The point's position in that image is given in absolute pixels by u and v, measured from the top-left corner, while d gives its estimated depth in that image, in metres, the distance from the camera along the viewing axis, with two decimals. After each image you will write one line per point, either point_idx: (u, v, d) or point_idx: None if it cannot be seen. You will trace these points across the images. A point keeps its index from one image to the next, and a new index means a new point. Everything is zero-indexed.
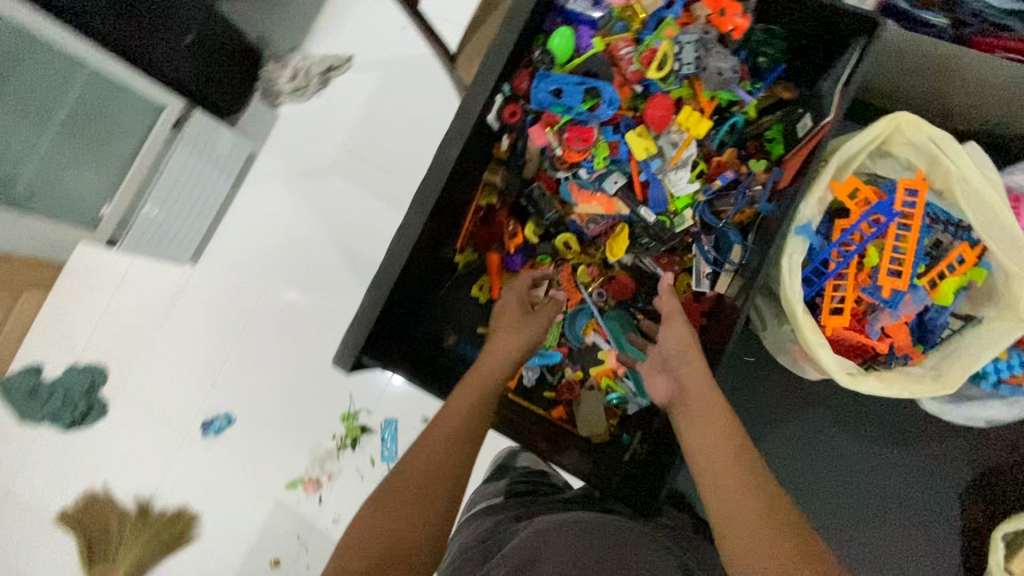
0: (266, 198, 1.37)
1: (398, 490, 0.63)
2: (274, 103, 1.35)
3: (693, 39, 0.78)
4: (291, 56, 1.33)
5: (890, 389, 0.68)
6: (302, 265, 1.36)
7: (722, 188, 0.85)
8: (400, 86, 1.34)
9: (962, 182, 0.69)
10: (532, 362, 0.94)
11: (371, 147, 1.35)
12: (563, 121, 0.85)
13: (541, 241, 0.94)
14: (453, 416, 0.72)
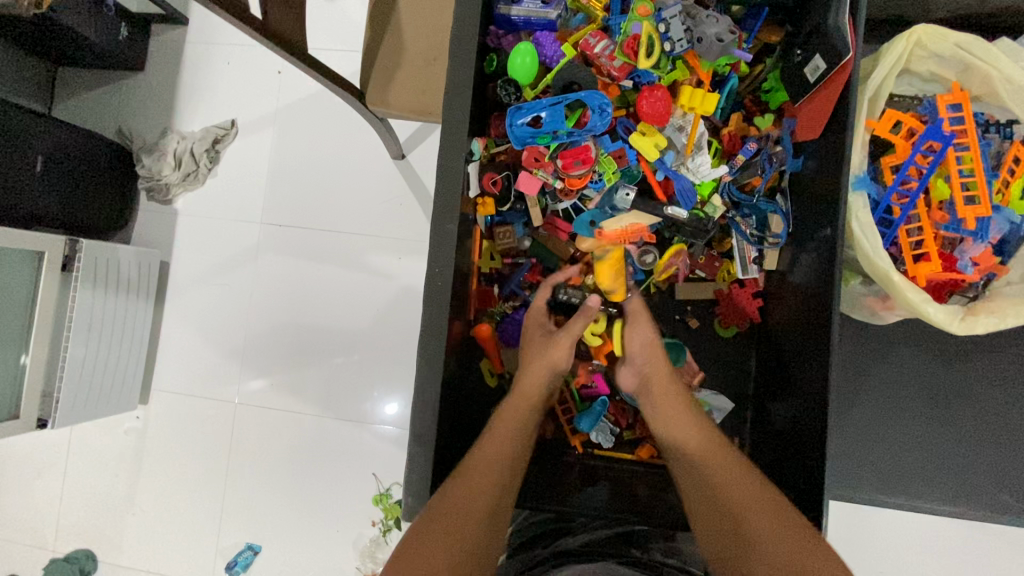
0: (194, 312, 1.41)
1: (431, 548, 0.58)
2: (168, 198, 1.41)
3: (677, 10, 0.68)
4: (169, 143, 1.39)
5: (1007, 321, 0.63)
6: (261, 366, 1.38)
7: (744, 162, 0.77)
8: (297, 137, 1.40)
9: (1006, 82, 0.64)
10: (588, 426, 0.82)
11: (291, 214, 1.40)
12: (553, 149, 0.73)
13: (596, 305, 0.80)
14: (491, 463, 0.65)
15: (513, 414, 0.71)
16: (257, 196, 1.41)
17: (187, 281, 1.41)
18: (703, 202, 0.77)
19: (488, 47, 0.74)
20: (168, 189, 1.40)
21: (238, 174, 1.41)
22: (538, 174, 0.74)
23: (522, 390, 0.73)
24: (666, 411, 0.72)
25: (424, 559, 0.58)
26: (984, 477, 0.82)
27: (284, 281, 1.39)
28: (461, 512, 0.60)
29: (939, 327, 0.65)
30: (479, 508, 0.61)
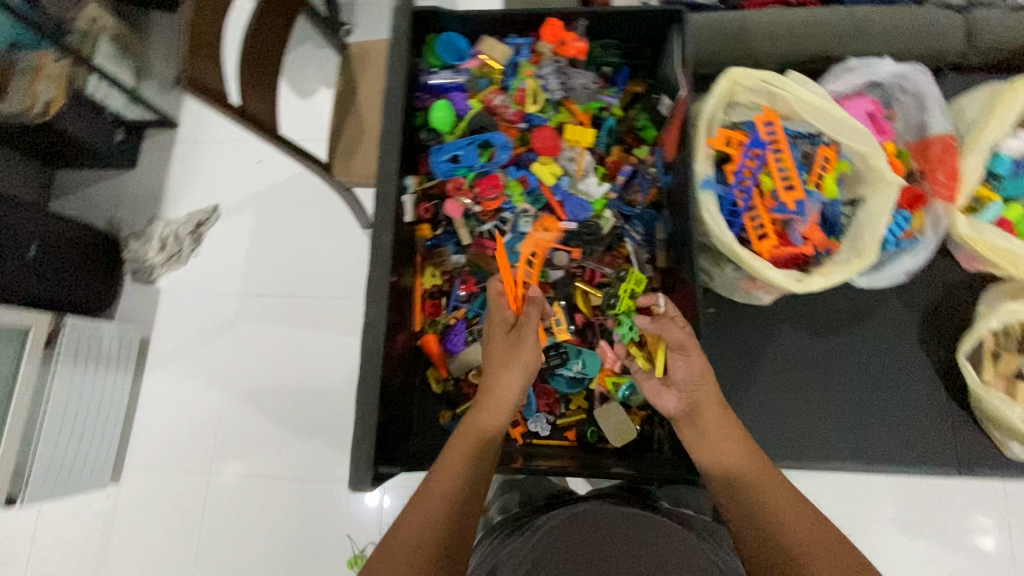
0: (171, 383, 1.49)
1: (402, 535, 0.57)
2: (151, 278, 1.54)
3: (551, 69, 0.91)
4: (155, 228, 1.54)
5: (832, 278, 0.80)
6: (235, 434, 1.45)
7: (625, 181, 0.96)
8: (270, 212, 1.59)
9: (800, 102, 0.85)
10: (535, 415, 0.96)
11: (267, 283, 1.54)
12: (471, 179, 0.92)
13: None
14: (446, 477, 0.63)
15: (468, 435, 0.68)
16: (235, 264, 1.56)
17: (169, 350, 1.51)
18: (597, 216, 0.95)
19: (412, 107, 0.94)
20: (152, 270, 1.52)
21: (220, 249, 1.57)
22: (460, 200, 0.93)
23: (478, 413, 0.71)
24: (714, 440, 0.69)
25: (401, 541, 0.57)
26: (876, 433, 0.94)
27: (262, 344, 1.50)
28: (417, 530, 0.58)
29: (780, 287, 0.81)
30: (434, 526, 0.58)
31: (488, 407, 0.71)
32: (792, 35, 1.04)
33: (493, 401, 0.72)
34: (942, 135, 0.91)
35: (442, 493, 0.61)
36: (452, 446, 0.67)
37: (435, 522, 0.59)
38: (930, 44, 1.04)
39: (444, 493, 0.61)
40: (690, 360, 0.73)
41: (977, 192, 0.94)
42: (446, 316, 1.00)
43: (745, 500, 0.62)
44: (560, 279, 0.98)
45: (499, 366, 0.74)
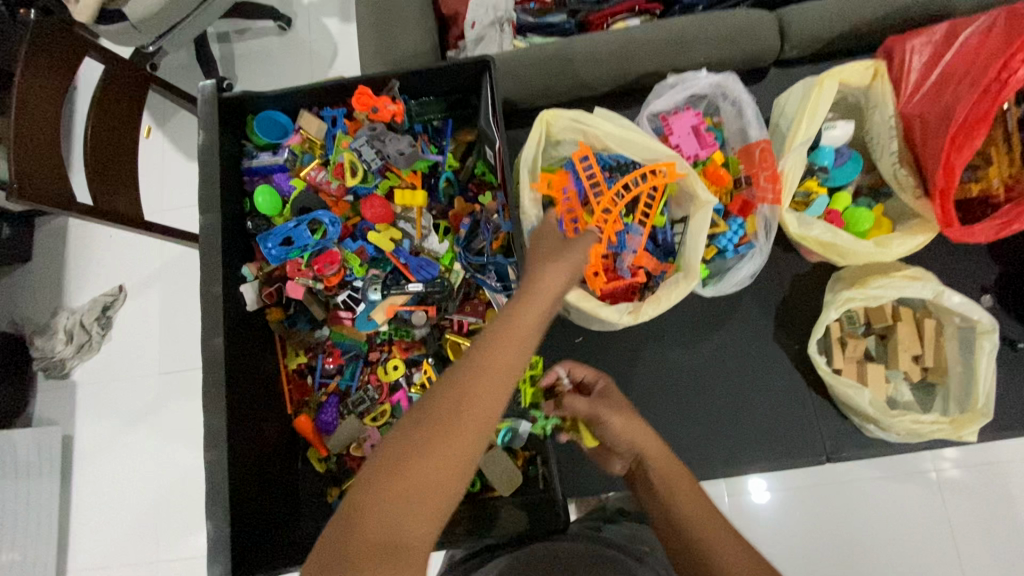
0: (102, 476, 1.42)
1: (436, 435, 0.53)
2: (65, 371, 1.45)
3: (364, 139, 0.89)
4: (60, 321, 1.46)
5: (662, 305, 0.81)
6: (177, 517, 1.40)
7: (468, 232, 0.96)
8: (181, 286, 1.50)
9: (609, 137, 0.86)
10: None
11: (178, 360, 1.47)
12: (307, 259, 0.90)
13: (407, 367, 1.00)
14: (490, 377, 0.56)
15: (466, 413, 0.54)
16: (144, 347, 1.48)
17: (93, 444, 1.44)
18: (447, 269, 0.95)
19: (239, 192, 0.92)
20: (64, 363, 1.45)
21: (131, 331, 1.48)
22: (301, 281, 0.90)
23: (485, 386, 0.55)
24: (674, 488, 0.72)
25: (444, 440, 0.53)
26: (748, 436, 0.97)
27: (187, 423, 1.44)
28: (460, 431, 0.53)
29: (615, 321, 0.82)
30: (474, 435, 0.54)
31: (496, 382, 0.56)
32: (616, 55, 1.05)
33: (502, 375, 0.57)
34: (759, 140, 0.93)
35: (489, 392, 0.55)
36: (499, 340, 0.59)
37: (478, 421, 0.54)
38: (752, 44, 1.05)
39: (491, 395, 0.55)
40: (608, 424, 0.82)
41: (805, 187, 0.97)
42: (316, 395, 0.99)
43: (687, 537, 0.66)
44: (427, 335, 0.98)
45: (520, 320, 0.61)
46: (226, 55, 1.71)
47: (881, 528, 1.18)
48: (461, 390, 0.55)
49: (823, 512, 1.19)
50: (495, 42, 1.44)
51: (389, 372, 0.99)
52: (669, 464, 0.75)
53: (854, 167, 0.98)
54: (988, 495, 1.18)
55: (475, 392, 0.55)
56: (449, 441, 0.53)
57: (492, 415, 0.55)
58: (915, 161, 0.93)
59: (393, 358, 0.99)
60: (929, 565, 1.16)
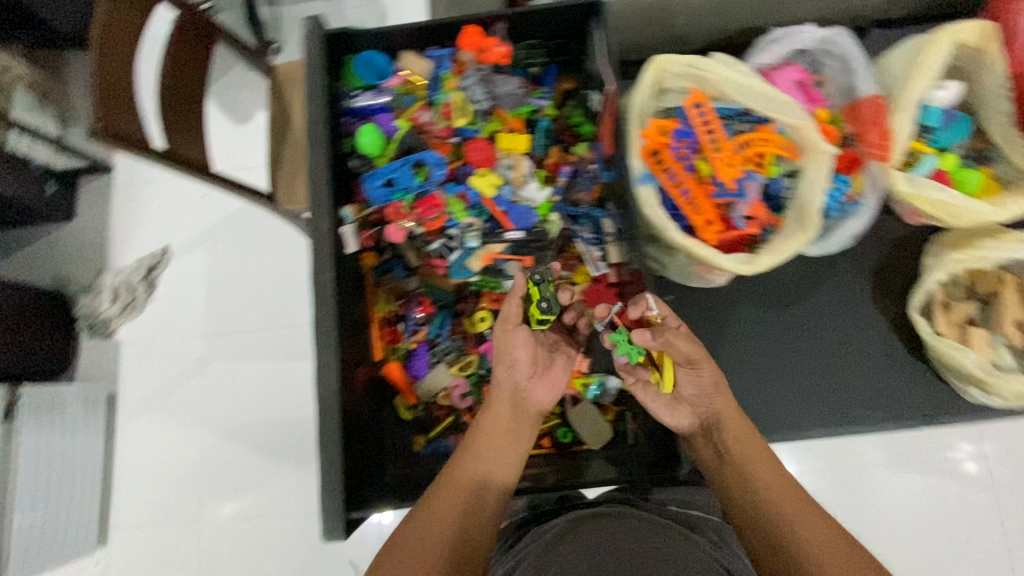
0: (149, 430, 1.37)
1: (468, 460, 0.71)
2: (108, 331, 1.39)
3: (473, 80, 0.88)
4: (104, 279, 1.41)
5: (782, 255, 0.79)
6: (221, 476, 1.34)
7: (567, 182, 0.95)
8: (228, 247, 1.43)
9: (727, 83, 0.85)
10: None
11: (227, 322, 1.40)
12: (409, 202, 0.88)
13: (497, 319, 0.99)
14: (498, 416, 0.75)
15: (458, 493, 0.68)
16: (194, 310, 1.41)
17: (140, 399, 1.38)
18: (543, 220, 0.94)
19: (341, 134, 0.90)
20: (108, 322, 1.39)
21: (178, 288, 1.42)
22: (402, 224, 0.89)
23: (475, 462, 0.71)
24: (751, 452, 0.71)
25: (470, 462, 0.71)
26: (837, 397, 0.96)
27: (239, 383, 1.37)
28: (483, 454, 0.72)
29: (731, 272, 0.81)
30: (495, 459, 0.72)
31: (487, 463, 0.71)
32: (717, 12, 1.02)
33: (494, 456, 0.72)
34: (871, 96, 0.91)
35: (499, 427, 0.75)
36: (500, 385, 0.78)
37: (494, 444, 0.73)
38: (856, 4, 1.03)
39: (502, 426, 0.75)
40: (700, 375, 0.76)
41: (911, 146, 0.94)
42: (406, 342, 0.97)
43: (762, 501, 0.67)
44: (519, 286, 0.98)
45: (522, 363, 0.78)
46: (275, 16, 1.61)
47: (928, 515, 1.11)
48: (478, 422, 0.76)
49: (846, 495, 1.13)
50: None
51: (480, 323, 0.98)
52: (745, 440, 0.72)
53: (963, 128, 0.96)
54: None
55: (467, 470, 0.70)
56: (477, 465, 0.71)
57: (507, 443, 0.74)
58: None
59: (482, 308, 0.98)
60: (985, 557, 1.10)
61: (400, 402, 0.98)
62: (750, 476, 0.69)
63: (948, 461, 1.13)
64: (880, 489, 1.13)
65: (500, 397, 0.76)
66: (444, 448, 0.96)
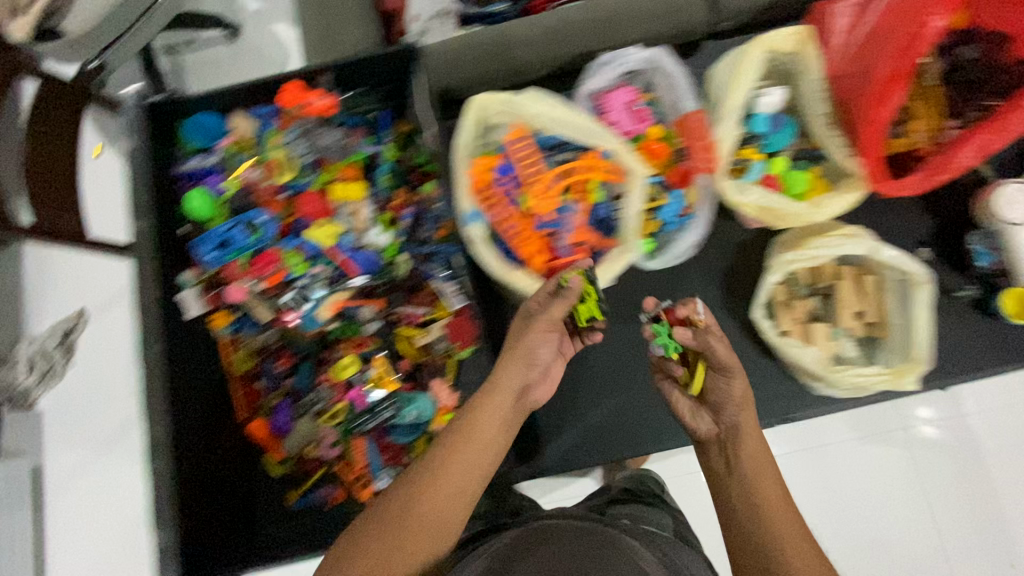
0: None
1: (454, 459, 0.61)
2: None
3: (294, 135, 0.90)
4: None
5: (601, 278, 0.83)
6: None
7: (411, 223, 0.95)
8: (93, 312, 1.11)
9: (540, 117, 0.88)
10: (377, 471, 0.96)
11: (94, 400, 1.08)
12: (246, 260, 0.89)
13: (363, 365, 0.98)
14: (490, 412, 0.66)
15: (440, 496, 0.59)
16: (98, 415, 1.17)
17: None
18: (391, 262, 0.95)
19: (174, 201, 0.91)
20: None
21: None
22: (241, 283, 0.89)
23: (447, 478, 0.60)
24: (757, 460, 0.67)
25: (456, 461, 0.61)
26: None
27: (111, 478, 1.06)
28: (470, 452, 0.62)
29: (557, 300, 0.83)
30: (481, 457, 0.63)
31: (461, 481, 0.60)
32: (550, 39, 1.04)
33: (467, 469, 0.61)
34: (694, 111, 0.94)
35: (491, 423, 0.65)
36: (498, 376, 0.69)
37: (483, 443, 0.64)
38: (684, 19, 1.06)
39: (495, 424, 0.66)
40: (731, 383, 0.71)
41: (740, 154, 0.97)
42: (269, 397, 0.97)
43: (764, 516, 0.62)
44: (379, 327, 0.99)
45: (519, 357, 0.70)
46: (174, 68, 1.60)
47: (848, 479, 1.07)
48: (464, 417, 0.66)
49: None
50: (438, 34, 1.44)
51: (344, 371, 0.96)
52: (762, 449, 0.67)
53: (788, 134, 0.99)
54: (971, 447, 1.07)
55: (433, 488, 0.59)
56: (463, 463, 0.61)
57: (496, 442, 0.65)
58: (842, 121, 0.95)
59: (345, 355, 0.98)
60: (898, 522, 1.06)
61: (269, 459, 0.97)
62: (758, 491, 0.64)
63: (908, 431, 1.08)
64: (844, 457, 1.07)
65: (499, 389, 0.67)
66: (316, 498, 0.98)
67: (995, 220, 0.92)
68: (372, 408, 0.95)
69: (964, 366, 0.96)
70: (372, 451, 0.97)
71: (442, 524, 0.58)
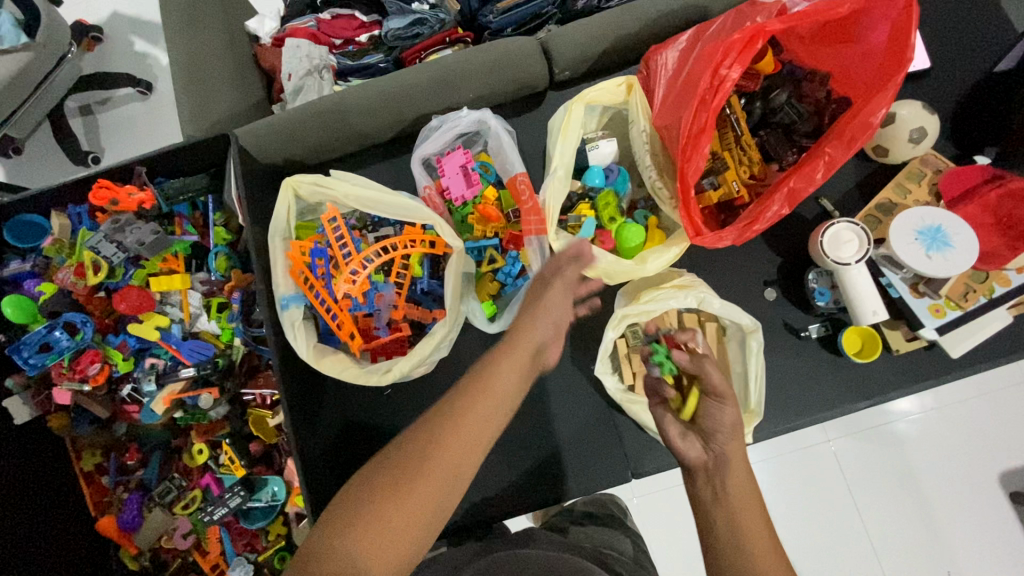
0: None
1: (445, 448, 0.60)
2: None
3: (102, 235, 0.87)
4: None
5: (415, 358, 0.82)
6: None
7: (242, 306, 0.93)
8: None
9: (352, 198, 0.88)
10: (234, 560, 0.94)
11: None
12: (69, 361, 0.87)
13: (213, 450, 0.97)
14: (495, 398, 0.65)
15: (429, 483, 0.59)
16: None
17: None
18: (227, 346, 0.93)
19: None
20: None
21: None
22: (65, 385, 0.87)
23: (475, 409, 0.63)
24: (739, 485, 0.69)
25: (446, 450, 0.60)
26: (556, 462, 0.96)
27: None
28: (468, 439, 0.62)
29: (374, 383, 0.82)
30: (478, 442, 0.62)
31: (472, 434, 0.62)
32: (385, 105, 1.04)
33: (497, 400, 0.65)
34: (519, 174, 0.94)
35: (493, 411, 0.64)
36: (504, 364, 0.68)
37: (481, 429, 0.63)
38: (520, 74, 1.05)
39: (495, 408, 0.65)
40: (723, 410, 0.75)
41: (577, 212, 0.95)
42: (116, 493, 0.96)
43: (743, 538, 0.64)
44: (229, 413, 0.96)
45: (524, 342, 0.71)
46: (90, 127, 1.62)
47: (817, 479, 1.22)
48: (466, 400, 0.64)
49: None
50: (314, 90, 1.42)
51: (196, 457, 0.96)
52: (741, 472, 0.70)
53: (623, 184, 0.98)
54: (914, 449, 1.22)
55: (464, 417, 0.63)
56: (454, 454, 0.61)
57: (490, 432, 0.64)
58: (666, 169, 0.94)
59: (196, 442, 0.96)
60: (852, 520, 1.21)
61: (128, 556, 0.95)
62: (740, 515, 0.66)
63: (887, 426, 1.23)
64: (819, 454, 1.23)
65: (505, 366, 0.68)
66: None
67: (825, 258, 0.91)
68: (218, 501, 0.92)
69: (817, 407, 0.94)
70: (227, 536, 0.95)
71: (446, 478, 0.60)
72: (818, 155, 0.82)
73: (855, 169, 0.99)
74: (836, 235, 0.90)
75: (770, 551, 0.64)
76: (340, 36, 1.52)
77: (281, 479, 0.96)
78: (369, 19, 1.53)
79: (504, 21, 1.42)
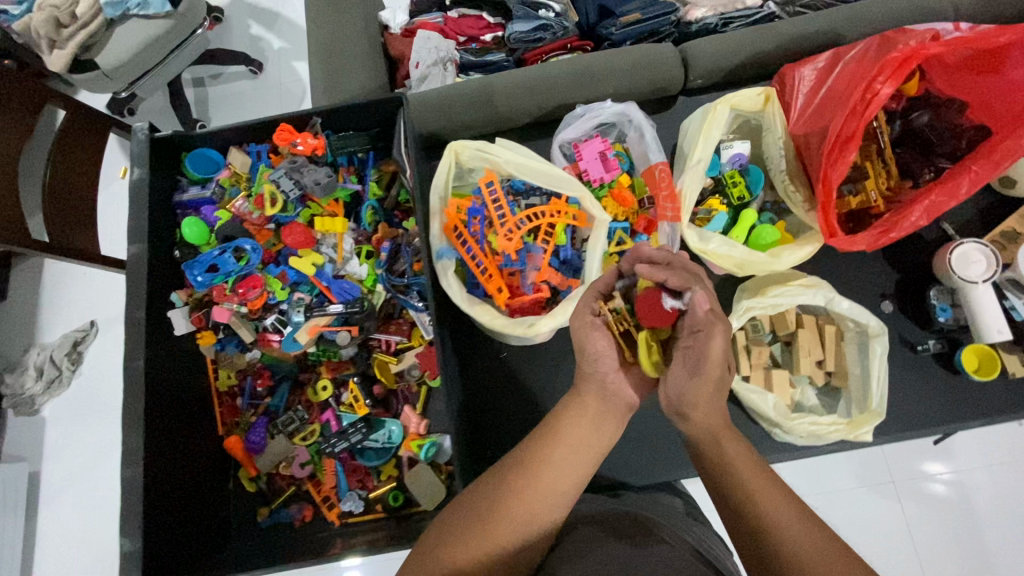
0: (69, 512, 1.35)
1: (521, 494, 0.62)
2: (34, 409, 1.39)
3: (282, 170, 0.96)
4: (28, 357, 1.41)
5: (560, 317, 0.87)
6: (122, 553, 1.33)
7: (389, 255, 1.01)
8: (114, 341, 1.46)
9: (510, 164, 0.95)
10: (347, 492, 0.99)
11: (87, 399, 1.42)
12: (231, 284, 0.96)
13: (337, 388, 1.03)
14: (569, 446, 0.65)
15: (508, 525, 0.60)
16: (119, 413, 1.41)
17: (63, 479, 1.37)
18: (369, 290, 1.00)
19: (169, 222, 0.96)
20: (34, 400, 1.38)
21: (106, 366, 1.44)
22: (225, 305, 0.96)
23: (550, 463, 0.64)
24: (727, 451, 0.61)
25: (521, 494, 0.62)
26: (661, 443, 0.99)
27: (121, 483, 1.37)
28: (543, 486, 0.63)
29: (518, 334, 0.88)
30: (554, 487, 0.63)
31: (550, 480, 0.63)
32: (529, 92, 1.11)
33: (567, 461, 0.65)
34: (659, 162, 1.00)
35: (570, 459, 0.65)
36: (577, 410, 0.68)
37: (558, 476, 0.64)
38: (658, 78, 1.12)
39: (572, 456, 0.65)
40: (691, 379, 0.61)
41: (707, 205, 1.02)
42: (245, 415, 1.03)
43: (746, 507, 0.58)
44: (359, 354, 1.03)
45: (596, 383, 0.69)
46: (199, 98, 1.74)
47: (844, 524, 1.22)
48: (538, 443, 0.66)
49: None
50: (438, 79, 1.51)
51: (321, 391, 1.02)
52: (718, 438, 0.62)
53: (755, 184, 1.03)
54: (975, 500, 1.22)
55: (543, 465, 0.64)
56: (532, 498, 0.62)
57: (571, 480, 0.64)
58: (801, 174, 1.00)
59: (322, 378, 1.03)
60: (897, 565, 1.19)
61: (248, 480, 1.01)
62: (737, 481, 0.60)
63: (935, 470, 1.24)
64: (841, 501, 1.23)
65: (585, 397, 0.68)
66: (286, 517, 0.99)
67: (953, 276, 0.94)
68: (341, 432, 0.99)
69: (925, 422, 0.96)
70: (342, 470, 1.00)
71: (523, 527, 0.61)
72: (964, 173, 0.86)
73: (977, 199, 1.03)
74: (965, 255, 0.94)
75: (783, 512, 0.56)
76: (464, 34, 1.61)
77: (400, 424, 1.01)
78: (494, 20, 1.62)
79: (624, 33, 1.50)
